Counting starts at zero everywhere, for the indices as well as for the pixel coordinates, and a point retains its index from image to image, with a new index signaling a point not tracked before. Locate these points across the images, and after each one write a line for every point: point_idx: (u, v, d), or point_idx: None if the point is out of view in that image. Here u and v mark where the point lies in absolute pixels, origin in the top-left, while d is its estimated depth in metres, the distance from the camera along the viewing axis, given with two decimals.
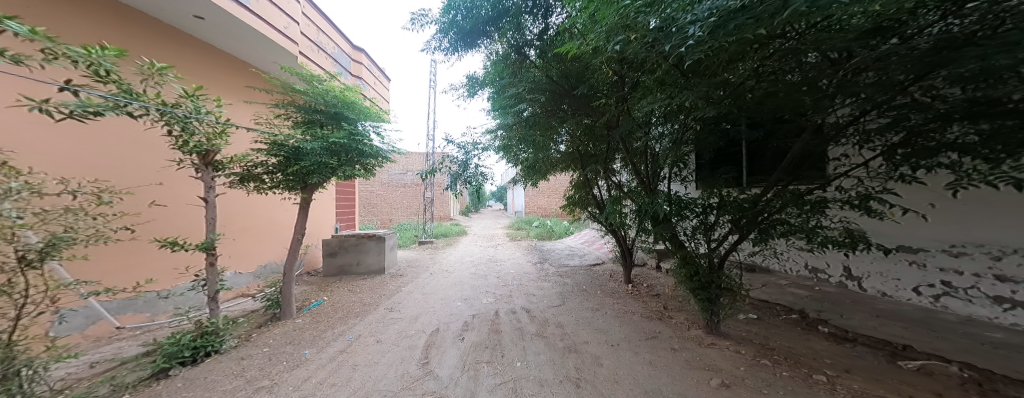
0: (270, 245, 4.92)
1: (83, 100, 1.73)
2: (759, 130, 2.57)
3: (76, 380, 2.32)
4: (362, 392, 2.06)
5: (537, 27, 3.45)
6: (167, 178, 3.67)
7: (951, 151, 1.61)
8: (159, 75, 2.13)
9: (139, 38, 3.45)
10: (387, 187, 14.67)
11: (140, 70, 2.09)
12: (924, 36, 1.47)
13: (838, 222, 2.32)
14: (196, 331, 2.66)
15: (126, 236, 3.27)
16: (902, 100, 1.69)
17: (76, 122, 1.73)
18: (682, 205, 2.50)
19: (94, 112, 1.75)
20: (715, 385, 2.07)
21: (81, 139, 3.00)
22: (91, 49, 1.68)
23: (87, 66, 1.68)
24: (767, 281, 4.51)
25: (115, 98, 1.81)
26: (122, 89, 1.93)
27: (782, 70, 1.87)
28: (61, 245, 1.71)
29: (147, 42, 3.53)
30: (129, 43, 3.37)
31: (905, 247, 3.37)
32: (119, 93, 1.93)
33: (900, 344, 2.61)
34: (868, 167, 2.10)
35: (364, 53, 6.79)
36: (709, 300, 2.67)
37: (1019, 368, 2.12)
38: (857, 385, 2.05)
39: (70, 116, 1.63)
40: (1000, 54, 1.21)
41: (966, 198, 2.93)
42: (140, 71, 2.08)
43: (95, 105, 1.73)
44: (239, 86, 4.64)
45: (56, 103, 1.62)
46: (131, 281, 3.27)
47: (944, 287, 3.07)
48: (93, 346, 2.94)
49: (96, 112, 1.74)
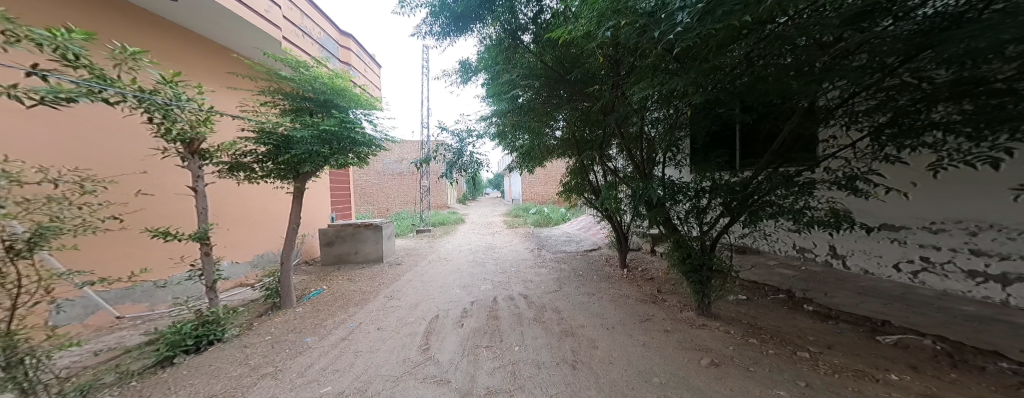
0: (265, 236, 4.86)
1: (55, 87, 1.69)
2: (752, 114, 2.60)
3: (80, 369, 2.32)
4: (365, 377, 2.11)
5: (531, 10, 3.31)
6: (152, 168, 3.59)
7: (937, 130, 1.68)
8: (133, 60, 2.10)
9: (107, 20, 3.30)
10: (383, 176, 14.55)
11: (112, 55, 2.05)
12: (912, 19, 1.51)
13: (824, 202, 2.40)
14: (196, 320, 2.65)
15: (116, 226, 3.20)
16: (891, 82, 1.73)
17: (48, 109, 1.68)
18: (676, 189, 2.57)
19: (68, 99, 1.71)
20: (705, 364, 2.17)
21: (57, 127, 2.89)
22: (56, 31, 1.66)
23: (52, 50, 1.65)
24: (756, 262, 4.67)
25: (89, 83, 1.76)
26: (95, 75, 1.86)
27: (774, 54, 1.88)
28: (49, 236, 1.69)
29: (119, 27, 3.40)
30: (98, 26, 3.23)
31: (888, 226, 3.51)
32: (91, 79, 1.87)
33: (880, 320, 2.75)
34: (856, 148, 2.19)
35: (352, 39, 6.61)
36: (701, 282, 2.78)
37: (987, 339, 2.27)
38: (839, 360, 2.17)
39: (41, 102, 1.59)
40: (982, 37, 1.25)
41: (945, 177, 3.06)
42: (112, 56, 2.05)
43: (68, 91, 1.68)
44: (222, 73, 4.54)
45: (26, 89, 1.57)
46: (124, 271, 3.24)
47: (923, 263, 3.23)
48: (93, 335, 2.94)
49: (69, 99, 1.70)
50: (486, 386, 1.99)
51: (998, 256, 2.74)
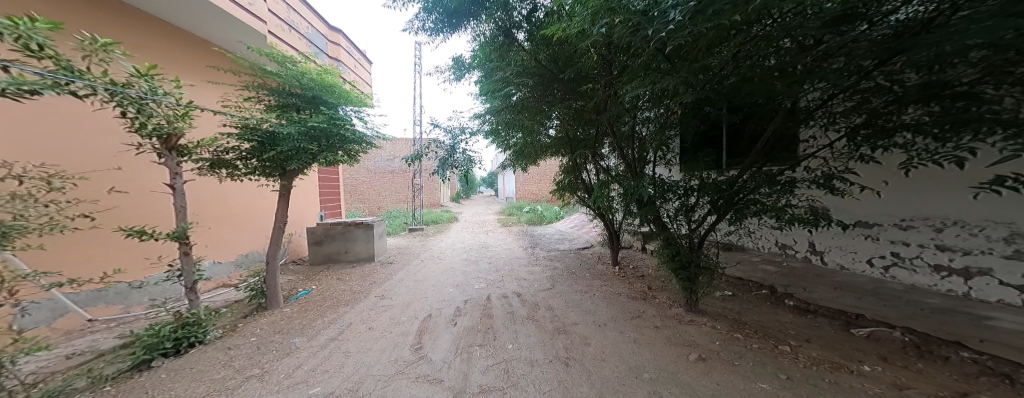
0: (248, 235, 4.69)
1: (14, 77, 1.57)
2: (738, 114, 2.70)
3: (47, 374, 2.18)
4: (356, 377, 2.07)
5: (526, 8, 3.35)
6: (125, 164, 3.41)
7: (906, 131, 1.80)
8: (103, 52, 2.00)
9: (75, 10, 3.13)
10: (373, 175, 14.28)
11: (80, 46, 1.94)
12: (886, 23, 1.60)
13: (804, 200, 2.52)
14: (175, 322, 2.53)
15: (85, 225, 3.04)
16: (867, 84, 1.84)
17: (10, 101, 1.56)
18: (666, 188, 2.66)
19: (31, 91, 1.61)
20: (692, 359, 2.23)
21: (22, 121, 2.73)
22: (17, 20, 1.56)
23: (14, 39, 1.56)
24: (741, 259, 4.85)
25: (54, 75, 1.67)
26: (61, 67, 1.77)
27: (758, 55, 1.96)
28: (13, 234, 1.59)
29: (89, 16, 3.23)
30: (65, 14, 3.06)
31: (862, 223, 3.69)
32: (57, 70, 1.77)
33: (854, 313, 2.90)
34: (834, 148, 2.31)
35: (342, 35, 6.47)
36: (689, 279, 2.86)
37: (949, 330, 2.42)
38: (817, 352, 2.27)
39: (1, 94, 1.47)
40: (946, 43, 1.35)
41: (913, 176, 3.25)
42: (80, 46, 1.94)
43: (30, 83, 1.57)
44: (202, 66, 4.37)
45: None
46: (96, 271, 3.08)
47: (894, 258, 3.43)
48: (62, 339, 2.77)
49: (31, 91, 1.59)
50: (479, 384, 1.98)
51: (961, 251, 2.94)
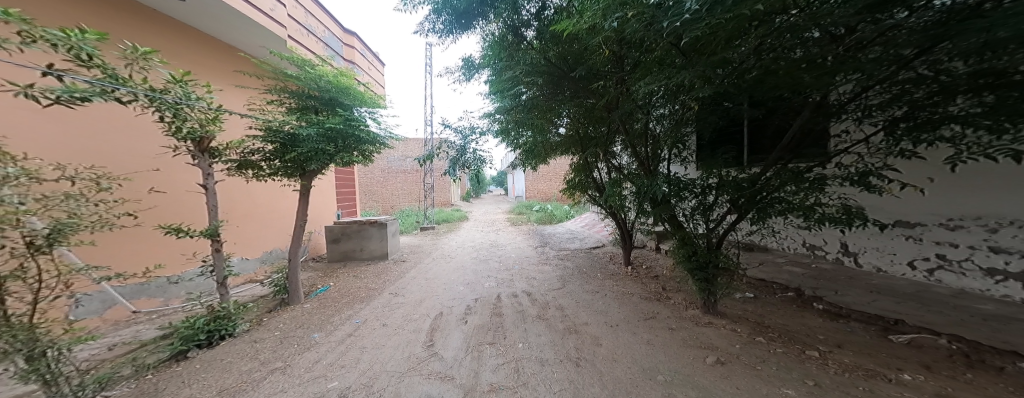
0: (273, 232, 4.94)
1: (68, 86, 1.72)
2: (760, 109, 2.54)
3: (99, 361, 2.41)
4: (371, 373, 2.14)
5: (534, 6, 3.29)
6: (163, 165, 3.68)
7: (954, 124, 1.63)
8: (144, 59, 2.13)
9: (118, 22, 3.36)
10: (387, 174, 14.66)
11: (123, 55, 2.08)
12: (928, 9, 1.45)
13: (835, 199, 2.34)
14: (209, 315, 2.73)
15: (131, 222, 3.31)
16: (906, 74, 1.68)
17: (64, 107, 1.71)
18: (681, 186, 2.56)
19: (82, 98, 1.76)
20: (710, 362, 2.15)
21: (72, 126, 2.98)
22: (69, 32, 1.69)
23: (67, 50, 1.69)
24: (764, 259, 4.61)
25: (102, 83, 1.82)
26: (107, 75, 1.90)
27: (784, 46, 1.82)
28: (67, 231, 1.75)
29: (129, 28, 3.46)
30: (109, 27, 3.30)
31: (902, 222, 3.41)
32: (104, 78, 1.91)
33: (892, 319, 2.69)
34: (869, 143, 2.13)
35: (356, 37, 6.62)
36: (706, 281, 2.72)
37: (1006, 338, 2.20)
38: (848, 359, 2.12)
39: (57, 102, 1.62)
40: (1004, 26, 1.20)
41: (963, 171, 2.97)
42: (124, 55, 2.08)
43: (81, 90, 1.72)
44: (228, 71, 4.59)
45: (42, 89, 1.61)
46: (140, 266, 3.35)
47: (939, 260, 3.14)
48: (112, 329, 3.05)
49: (82, 98, 1.74)
50: (489, 382, 2.00)
51: (1017, 253, 2.64)
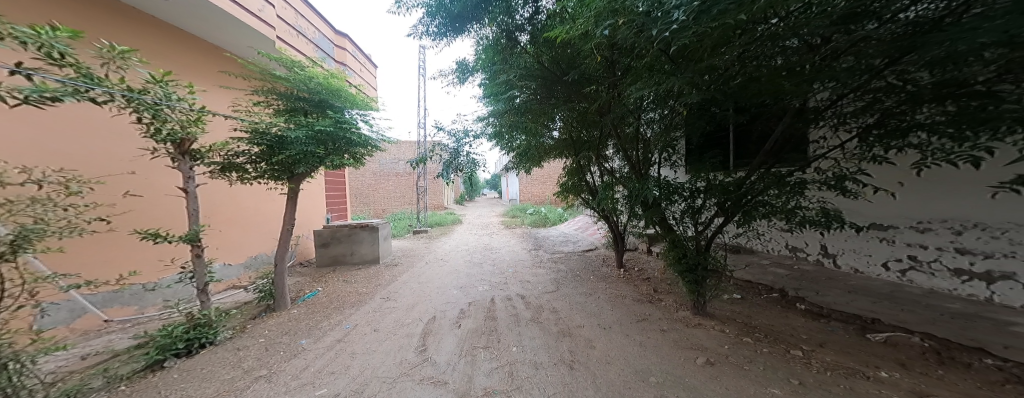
0: (257, 236, 4.78)
1: (38, 85, 1.63)
2: (745, 115, 2.65)
3: (67, 373, 2.27)
4: (361, 379, 2.09)
5: (527, 11, 3.33)
6: (140, 167, 3.52)
7: (921, 131, 1.74)
8: (121, 59, 2.05)
9: (96, 19, 3.24)
10: (378, 177, 14.47)
11: (98, 53, 1.99)
12: (896, 22, 1.55)
13: (814, 202, 2.46)
14: (188, 323, 2.60)
15: (103, 227, 3.15)
16: (877, 83, 1.79)
17: (32, 108, 1.61)
18: (672, 190, 2.62)
19: (53, 98, 1.67)
20: (700, 363, 2.19)
21: (40, 127, 2.82)
22: (40, 29, 1.61)
23: (36, 48, 1.61)
24: (749, 261, 4.77)
25: (75, 83, 1.73)
26: (81, 74, 1.82)
27: (765, 55, 1.91)
28: (33, 237, 1.64)
29: (107, 26, 3.35)
30: (86, 25, 3.18)
31: (877, 225, 3.59)
32: (77, 78, 1.82)
33: (870, 318, 2.81)
34: (845, 149, 2.25)
35: (347, 39, 6.56)
36: (696, 282, 2.78)
37: (973, 335, 2.32)
38: (831, 357, 2.21)
39: (26, 101, 1.54)
40: (961, 41, 1.30)
41: (929, 176, 3.16)
42: (99, 54, 2.00)
43: (53, 90, 1.63)
44: (213, 71, 4.47)
45: (9, 88, 1.52)
46: (114, 273, 3.19)
47: (911, 262, 3.31)
48: (81, 339, 2.88)
49: (53, 97, 1.65)
50: (483, 387, 1.98)
51: (982, 254, 2.82)
